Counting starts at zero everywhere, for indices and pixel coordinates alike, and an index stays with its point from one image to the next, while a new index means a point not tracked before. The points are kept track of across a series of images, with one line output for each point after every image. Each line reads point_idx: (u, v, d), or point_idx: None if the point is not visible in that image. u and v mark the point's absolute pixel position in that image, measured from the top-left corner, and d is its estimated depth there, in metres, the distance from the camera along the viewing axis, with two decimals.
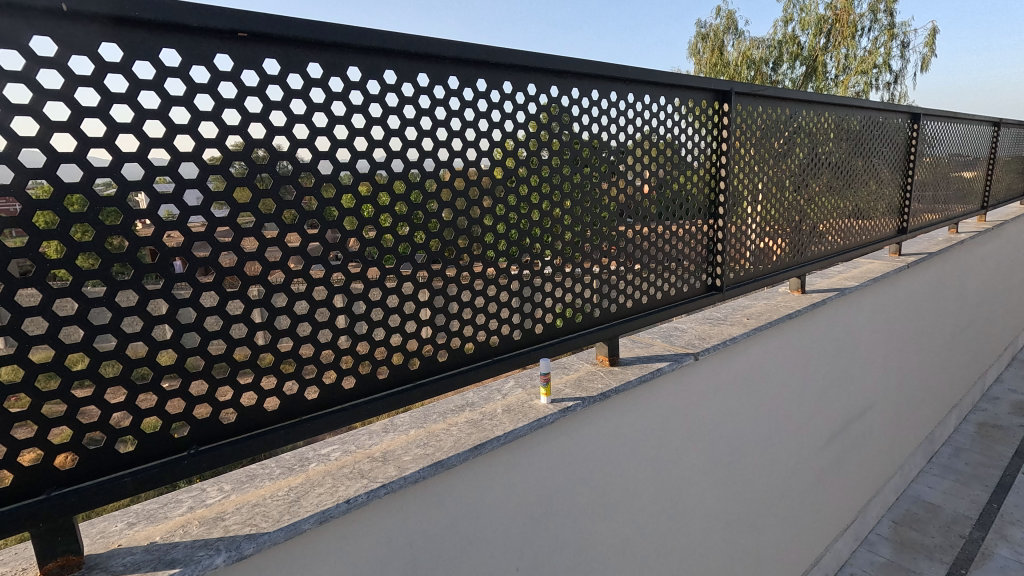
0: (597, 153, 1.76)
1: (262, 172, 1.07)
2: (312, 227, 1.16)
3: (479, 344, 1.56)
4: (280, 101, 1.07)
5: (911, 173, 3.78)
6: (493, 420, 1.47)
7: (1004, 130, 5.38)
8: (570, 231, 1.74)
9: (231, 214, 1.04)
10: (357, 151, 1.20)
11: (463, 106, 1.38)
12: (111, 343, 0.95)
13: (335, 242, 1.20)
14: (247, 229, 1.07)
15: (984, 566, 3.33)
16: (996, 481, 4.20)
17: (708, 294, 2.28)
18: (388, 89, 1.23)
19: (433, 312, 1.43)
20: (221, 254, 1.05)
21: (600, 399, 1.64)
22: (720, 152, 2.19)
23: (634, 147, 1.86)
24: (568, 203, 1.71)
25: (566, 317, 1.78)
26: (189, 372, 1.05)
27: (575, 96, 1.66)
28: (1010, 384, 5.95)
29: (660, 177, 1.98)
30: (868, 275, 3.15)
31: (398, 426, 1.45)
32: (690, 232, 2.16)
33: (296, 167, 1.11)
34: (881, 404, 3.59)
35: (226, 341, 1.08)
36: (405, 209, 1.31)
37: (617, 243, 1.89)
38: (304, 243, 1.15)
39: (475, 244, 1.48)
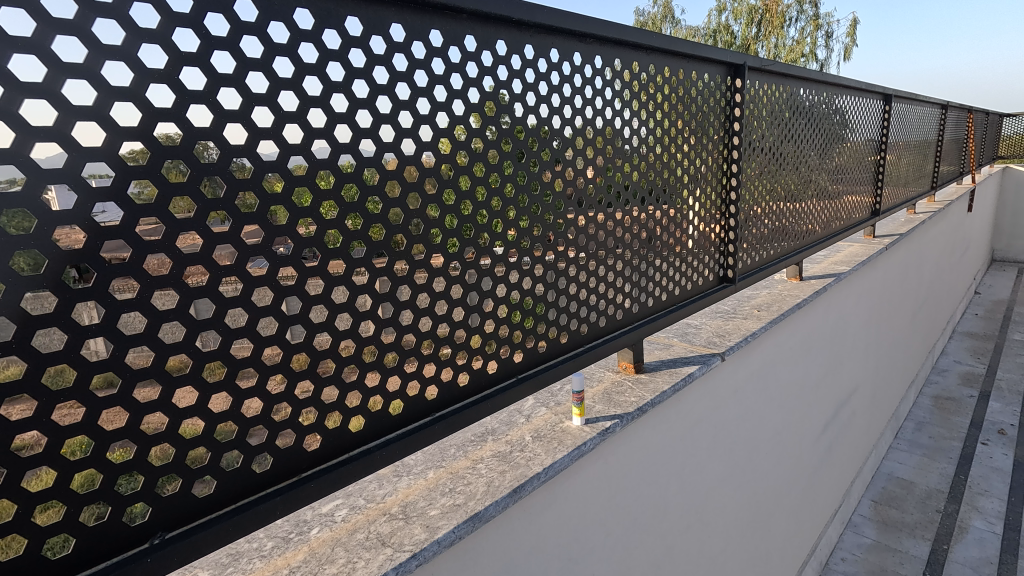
0: (620, 133, 1.53)
1: (240, 157, 0.78)
2: (305, 228, 0.87)
3: (502, 361, 1.33)
4: (261, 59, 0.78)
5: (883, 154, 3.82)
6: (525, 452, 1.24)
7: (948, 113, 5.60)
8: (595, 221, 1.51)
9: (198, 215, 0.75)
10: (360, 128, 0.91)
11: (481, 74, 1.13)
12: (29, 408, 0.64)
13: (336, 248, 0.92)
14: (220, 235, 0.77)
15: (964, 540, 3.39)
16: (959, 452, 4.34)
17: (722, 287, 2.14)
18: (396, 48, 0.96)
19: (450, 330, 1.17)
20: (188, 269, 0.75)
21: (638, 415, 1.43)
22: (733, 132, 2.03)
23: (655, 128, 1.66)
24: (593, 190, 1.49)
25: (590, 323, 1.58)
26: (147, 438, 0.75)
27: (598, 66, 1.44)
28: (956, 356, 6.26)
29: (602, 168, 1.50)
30: (854, 260, 3.15)
31: (412, 468, 1.20)
32: (704, 218, 2.00)
33: (283, 148, 0.82)
34: (861, 388, 3.62)
35: (197, 388, 0.79)
36: (418, 202, 1.04)
37: (567, 235, 1.43)
38: (297, 250, 0.87)
39: (498, 241, 1.24)
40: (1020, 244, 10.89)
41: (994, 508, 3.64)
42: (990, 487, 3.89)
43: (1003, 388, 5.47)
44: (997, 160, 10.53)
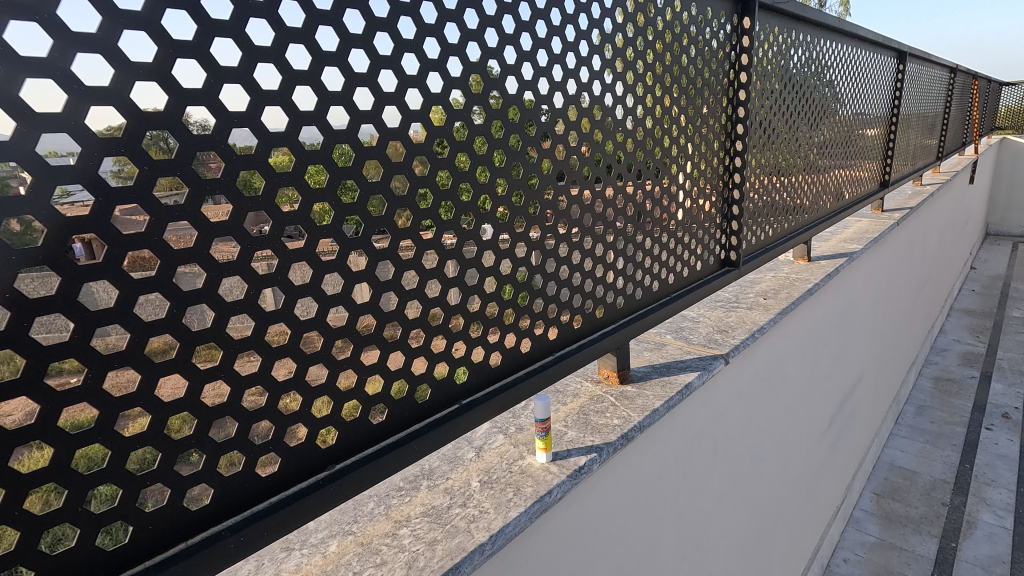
0: (623, 98, 1.18)
1: (204, 152, 0.58)
2: (76, 205, 0.50)
3: (437, 385, 0.94)
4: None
5: (895, 119, 3.48)
6: (467, 505, 0.92)
7: (955, 77, 5.28)
8: (574, 197, 1.12)
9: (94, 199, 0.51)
10: (173, 41, 0.54)
11: None
12: None
13: (140, 235, 0.54)
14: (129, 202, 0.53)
15: (973, 536, 3.15)
16: (963, 438, 4.11)
17: (725, 273, 1.81)
18: None
19: (355, 349, 0.77)
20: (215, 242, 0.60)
21: (623, 445, 1.10)
22: (740, 83, 1.68)
23: (658, 84, 1.31)
24: (589, 171, 1.14)
25: (560, 321, 1.19)
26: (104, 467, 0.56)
27: None
28: (954, 334, 6.03)
29: (580, 129, 1.09)
30: (864, 237, 2.84)
31: (312, 536, 0.88)
32: (709, 190, 1.66)
33: (223, 120, 0.59)
34: (867, 376, 3.35)
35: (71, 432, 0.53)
36: (288, 163, 0.65)
37: (534, 216, 1.04)
38: (57, 239, 0.49)
39: (421, 218, 0.83)
40: (1014, 217, 10.64)
41: (1002, 500, 3.42)
42: (997, 475, 3.67)
43: (1005, 367, 5.25)
44: (992, 132, 10.30)
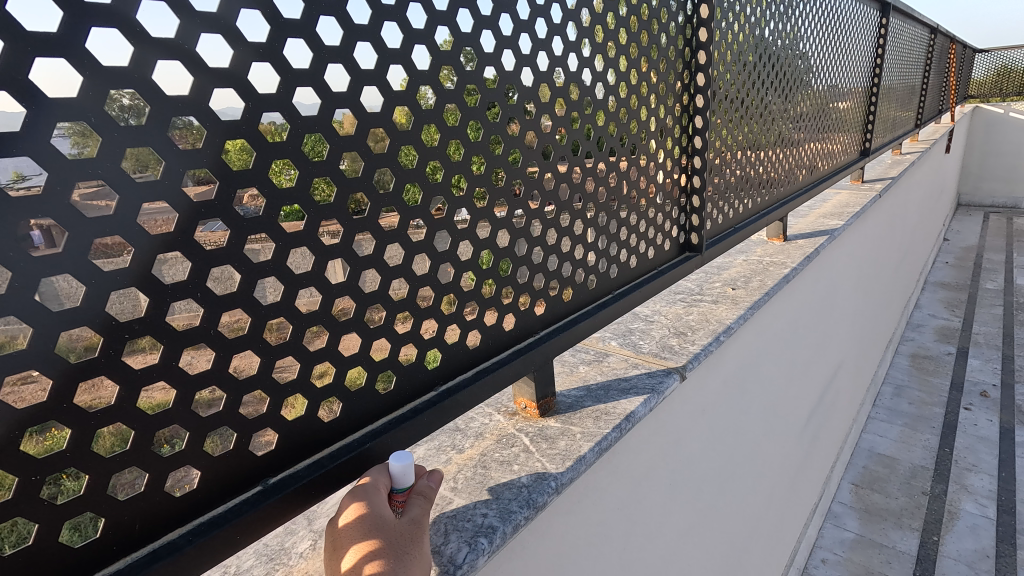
0: (534, 30, 0.88)
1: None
2: None
3: (217, 460, 0.61)
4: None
5: (876, 81, 3.20)
6: None
7: (935, 39, 5.03)
8: (472, 174, 0.83)
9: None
10: None
11: None
12: None
13: None
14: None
15: (955, 528, 3.00)
16: (941, 420, 3.97)
17: (684, 260, 1.50)
18: None
19: (10, 432, 0.45)
20: (144, 205, 0.50)
21: (534, 516, 0.79)
22: (699, 23, 1.35)
23: (587, 14, 0.98)
24: (481, 130, 0.84)
25: (440, 340, 0.85)
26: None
27: None
28: (930, 309, 5.90)
29: (471, 71, 0.80)
30: (845, 212, 2.57)
31: None
32: (665, 160, 1.34)
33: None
34: (846, 361, 3.12)
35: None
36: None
37: (410, 201, 0.75)
38: None
39: (144, 198, 0.50)
40: (986, 186, 10.62)
41: (983, 487, 3.28)
42: (978, 460, 3.52)
43: (981, 342, 5.13)
44: (967, 100, 10.16)
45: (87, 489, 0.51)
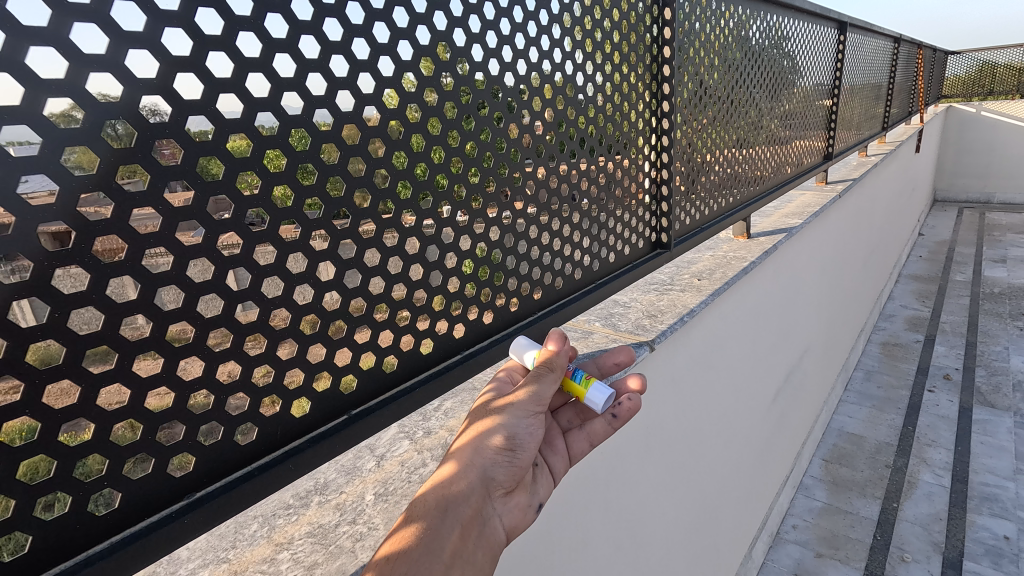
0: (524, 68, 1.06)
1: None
2: None
3: (320, 395, 0.81)
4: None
5: (836, 90, 3.46)
6: (355, 524, 0.86)
7: (899, 46, 5.33)
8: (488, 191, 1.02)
9: (64, 196, 0.51)
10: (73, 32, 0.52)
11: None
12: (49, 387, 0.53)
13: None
14: (43, 205, 0.50)
15: (913, 495, 3.27)
16: (907, 401, 4.25)
17: (656, 255, 1.74)
18: None
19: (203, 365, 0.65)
20: (182, 221, 0.60)
21: None
22: (663, 58, 1.57)
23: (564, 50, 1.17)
24: (482, 149, 1.00)
25: (464, 316, 1.06)
26: (122, 454, 0.60)
27: None
28: (903, 300, 6.21)
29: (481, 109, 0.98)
30: (806, 211, 2.83)
31: (180, 569, 0.80)
32: (633, 171, 1.57)
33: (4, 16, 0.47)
34: (814, 346, 3.38)
35: (96, 426, 0.57)
36: (180, 150, 0.59)
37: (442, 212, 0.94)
38: None
39: (265, 211, 0.67)
40: (960, 182, 11.00)
41: (941, 459, 3.56)
42: (938, 437, 3.80)
43: (948, 329, 5.44)
44: (939, 99, 10.55)
45: (241, 406, 0.70)
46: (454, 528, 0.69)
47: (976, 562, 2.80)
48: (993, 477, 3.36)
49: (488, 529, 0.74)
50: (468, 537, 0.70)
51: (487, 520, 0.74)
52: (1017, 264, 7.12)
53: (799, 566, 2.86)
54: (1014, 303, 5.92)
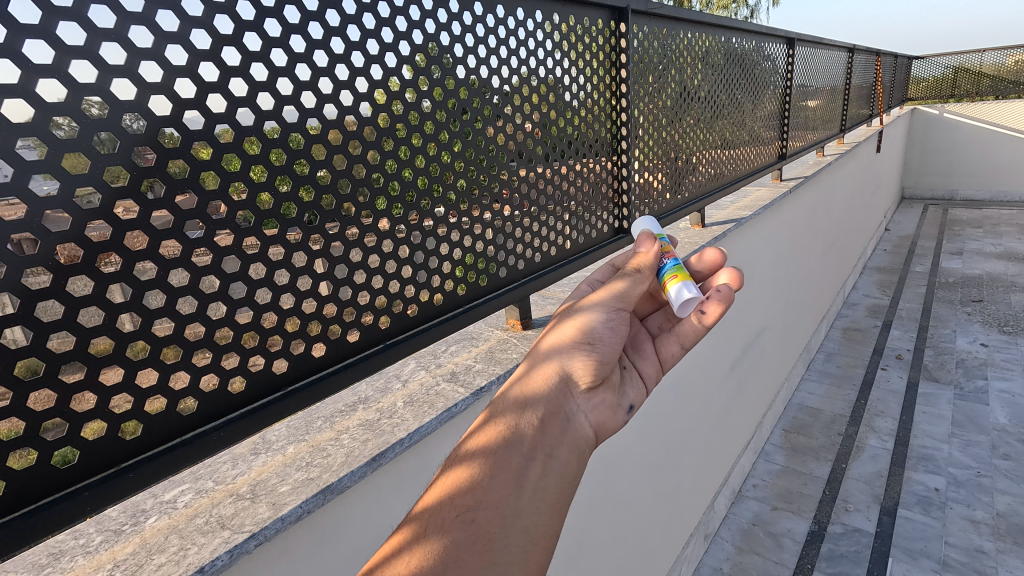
0: (506, 95, 1.52)
1: (132, 110, 0.79)
2: (126, 208, 0.81)
3: (365, 328, 1.24)
4: (177, 33, 0.83)
5: (788, 97, 3.91)
6: (393, 418, 1.21)
7: (854, 55, 5.81)
8: (477, 183, 1.47)
9: (199, 205, 0.90)
10: (235, 97, 0.92)
11: (364, 36, 1.11)
12: (133, 323, 0.84)
13: (168, 227, 0.86)
14: (189, 210, 0.88)
15: (860, 457, 3.69)
16: (862, 378, 4.67)
17: (619, 239, 2.11)
18: (308, 17, 1.01)
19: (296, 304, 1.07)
20: (161, 244, 0.86)
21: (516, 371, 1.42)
22: (620, 79, 2.00)
23: (541, 81, 1.64)
24: (461, 162, 1.41)
25: (464, 280, 1.49)
26: (225, 370, 0.99)
27: (478, 15, 1.40)
28: (865, 289, 6.67)
29: (478, 124, 1.45)
30: (758, 203, 3.23)
31: (271, 445, 1.14)
32: (595, 171, 1.97)
33: (176, 101, 0.84)
34: (773, 326, 3.78)
35: (211, 350, 0.96)
36: (282, 163, 1.00)
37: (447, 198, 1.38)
38: (145, 213, 0.83)
39: (331, 197, 1.10)
40: (927, 180, 11.56)
41: (887, 427, 3.98)
42: (886, 408, 4.23)
43: (904, 315, 5.89)
44: (905, 102, 11.12)
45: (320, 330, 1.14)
46: (533, 425, 0.98)
47: (909, 509, 3.21)
48: (930, 441, 3.80)
49: (569, 419, 1.04)
50: (549, 428, 1.00)
51: (569, 413, 1.05)
52: (972, 256, 7.65)
53: (756, 517, 3.25)
54: (965, 291, 6.42)
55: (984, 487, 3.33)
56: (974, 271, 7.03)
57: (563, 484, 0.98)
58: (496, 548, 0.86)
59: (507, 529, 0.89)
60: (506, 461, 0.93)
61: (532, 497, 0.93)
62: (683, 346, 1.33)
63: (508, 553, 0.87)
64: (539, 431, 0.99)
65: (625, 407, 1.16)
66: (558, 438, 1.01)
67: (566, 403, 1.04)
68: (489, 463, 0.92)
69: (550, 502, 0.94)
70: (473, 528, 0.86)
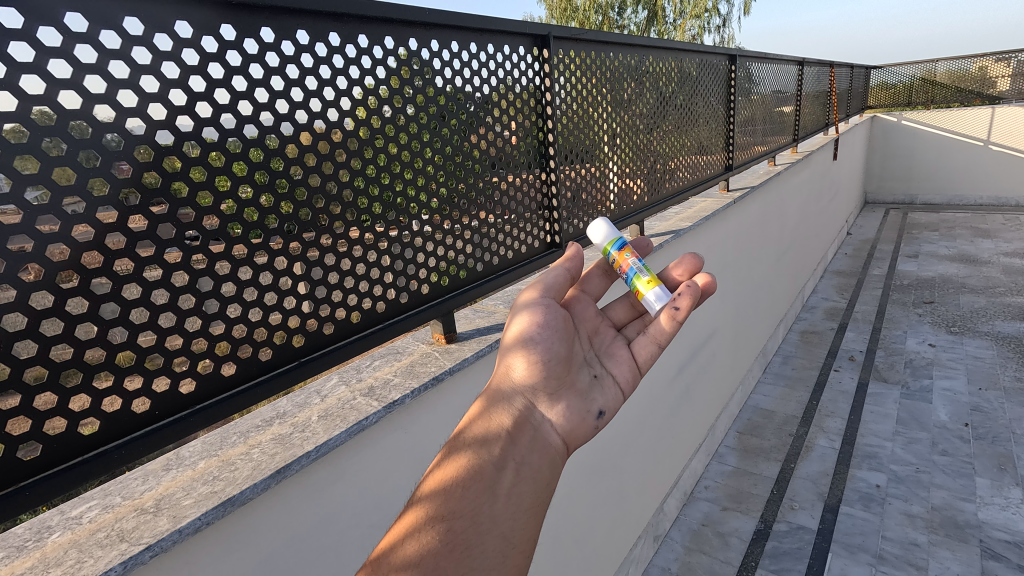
0: (462, 114, 1.73)
1: (24, 153, 0.87)
2: (20, 243, 0.88)
3: (278, 348, 1.30)
4: (70, 79, 0.91)
5: (732, 111, 4.10)
6: (305, 432, 1.28)
7: (804, 68, 6.06)
8: (428, 195, 1.64)
9: (96, 237, 0.97)
10: (132, 135, 0.99)
11: (316, 64, 1.27)
12: (33, 350, 0.91)
13: (65, 260, 0.93)
14: (86, 242, 0.95)
15: (808, 457, 3.82)
16: (815, 379, 4.83)
17: (550, 253, 2.22)
18: (209, 58, 1.08)
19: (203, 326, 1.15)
20: (58, 275, 0.93)
21: (432, 384, 1.50)
22: (546, 103, 2.12)
23: (490, 103, 1.84)
24: (411, 175, 1.57)
25: (386, 298, 1.56)
26: (129, 392, 1.05)
27: (435, 49, 1.60)
28: (824, 292, 6.87)
29: (432, 139, 1.63)
30: (701, 214, 3.36)
31: (183, 460, 1.20)
32: (524, 188, 2.07)
33: (70, 142, 0.91)
34: (723, 331, 3.91)
35: (113, 372, 1.02)
36: (185, 191, 1.07)
37: (399, 206, 1.55)
38: (39, 247, 0.90)
39: (248, 220, 1.19)
40: (888, 185, 11.94)
41: (836, 427, 4.13)
42: (836, 408, 4.39)
43: (859, 318, 6.08)
44: (865, 110, 11.49)
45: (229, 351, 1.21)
46: (503, 435, 1.06)
47: (850, 505, 3.35)
48: (875, 439, 3.95)
49: (536, 429, 1.13)
50: (519, 438, 1.08)
51: (535, 423, 1.13)
52: (927, 259, 7.93)
53: (706, 518, 3.35)
54: (918, 293, 6.66)
55: (922, 482, 3.49)
56: (927, 274, 7.30)
57: (536, 489, 1.03)
58: (475, 556, 0.89)
59: (486, 537, 0.92)
60: (480, 471, 0.98)
61: (508, 505, 0.97)
62: (657, 345, 1.37)
63: (490, 555, 0.90)
64: (511, 442, 1.06)
65: (594, 412, 1.22)
66: (528, 446, 1.09)
67: (529, 414, 1.14)
68: (466, 476, 0.96)
69: (525, 507, 0.99)
70: (453, 539, 0.88)
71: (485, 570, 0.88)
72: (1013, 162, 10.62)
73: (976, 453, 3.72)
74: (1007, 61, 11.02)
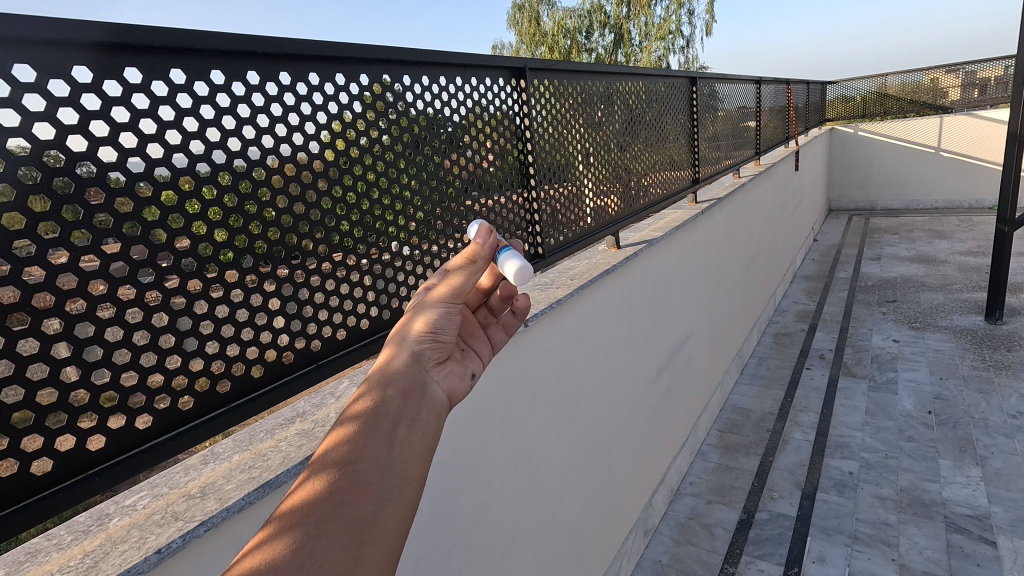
0: (451, 139, 1.96)
1: (92, 185, 1.04)
2: (89, 260, 1.04)
3: (299, 351, 1.48)
4: (129, 122, 1.08)
5: (695, 128, 4.40)
6: (325, 426, 1.43)
7: (762, 85, 6.43)
8: (424, 213, 1.86)
9: (149, 255, 1.14)
10: (177, 167, 1.17)
11: (325, 100, 1.48)
12: (99, 353, 1.06)
13: (123, 275, 1.09)
14: (141, 259, 1.12)
15: (785, 450, 4.03)
16: (789, 378, 5.07)
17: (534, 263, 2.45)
18: (238, 100, 1.28)
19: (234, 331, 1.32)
20: (120, 288, 1.09)
21: None
22: (524, 128, 2.37)
23: (476, 130, 2.08)
24: (407, 193, 1.78)
25: (390, 306, 1.76)
26: (176, 391, 1.21)
27: (425, 83, 1.83)
28: (793, 296, 7.18)
29: (426, 161, 1.85)
30: (672, 224, 3.60)
31: (219, 454, 1.35)
32: (508, 206, 2.29)
33: (129, 176, 1.09)
34: (699, 333, 4.14)
35: (163, 373, 1.18)
36: (219, 214, 1.26)
37: (399, 220, 1.76)
38: (104, 264, 1.06)
39: (268, 239, 1.37)
40: (848, 194, 12.49)
41: (810, 421, 4.35)
42: (809, 403, 4.63)
43: (828, 319, 6.38)
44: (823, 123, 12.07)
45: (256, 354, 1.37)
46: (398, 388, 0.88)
47: (826, 492, 3.55)
48: (846, 430, 4.18)
49: (430, 386, 0.94)
50: (414, 395, 0.90)
51: (428, 384, 0.94)
52: (889, 261, 8.34)
53: (692, 511, 3.52)
54: (881, 294, 7.01)
55: (891, 467, 3.72)
56: (890, 275, 7.69)
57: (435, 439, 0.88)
58: (373, 503, 0.74)
59: (385, 483, 0.76)
60: (373, 425, 0.80)
61: (404, 451, 0.81)
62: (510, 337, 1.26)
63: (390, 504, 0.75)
64: (404, 396, 0.87)
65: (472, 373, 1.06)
66: (424, 402, 0.91)
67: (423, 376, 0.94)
68: (351, 426, 0.79)
69: (422, 451, 0.84)
70: (346, 486, 0.72)
71: (383, 516, 0.74)
72: (964, 167, 11.25)
73: (940, 438, 3.97)
74: (954, 73, 11.71)
